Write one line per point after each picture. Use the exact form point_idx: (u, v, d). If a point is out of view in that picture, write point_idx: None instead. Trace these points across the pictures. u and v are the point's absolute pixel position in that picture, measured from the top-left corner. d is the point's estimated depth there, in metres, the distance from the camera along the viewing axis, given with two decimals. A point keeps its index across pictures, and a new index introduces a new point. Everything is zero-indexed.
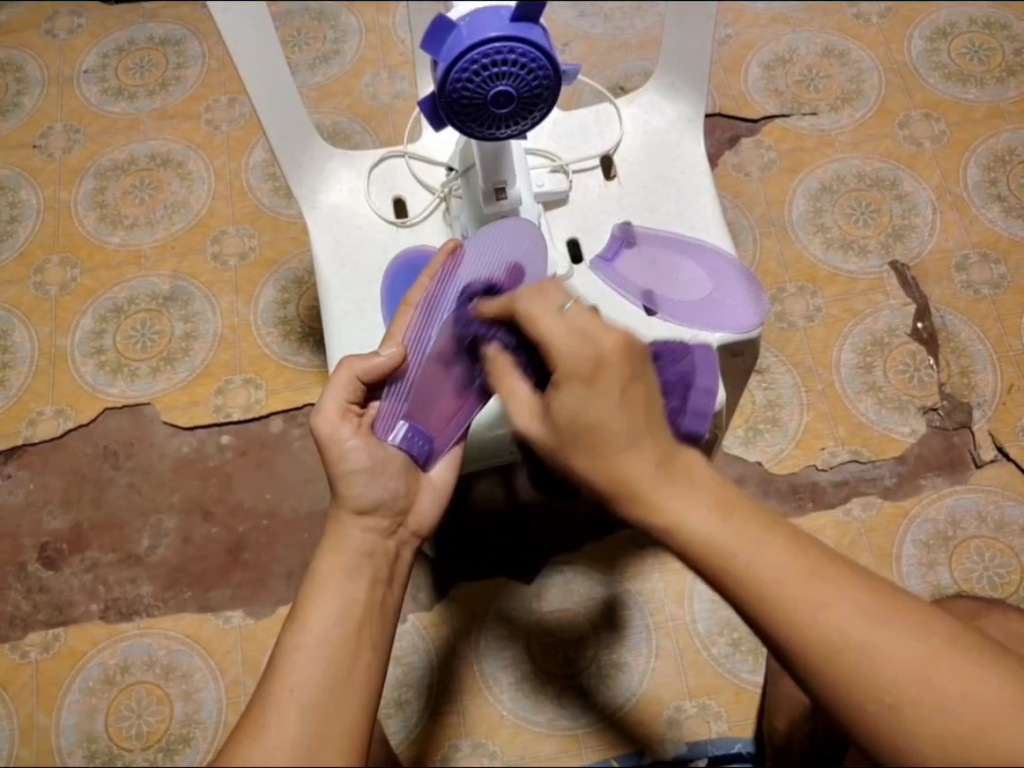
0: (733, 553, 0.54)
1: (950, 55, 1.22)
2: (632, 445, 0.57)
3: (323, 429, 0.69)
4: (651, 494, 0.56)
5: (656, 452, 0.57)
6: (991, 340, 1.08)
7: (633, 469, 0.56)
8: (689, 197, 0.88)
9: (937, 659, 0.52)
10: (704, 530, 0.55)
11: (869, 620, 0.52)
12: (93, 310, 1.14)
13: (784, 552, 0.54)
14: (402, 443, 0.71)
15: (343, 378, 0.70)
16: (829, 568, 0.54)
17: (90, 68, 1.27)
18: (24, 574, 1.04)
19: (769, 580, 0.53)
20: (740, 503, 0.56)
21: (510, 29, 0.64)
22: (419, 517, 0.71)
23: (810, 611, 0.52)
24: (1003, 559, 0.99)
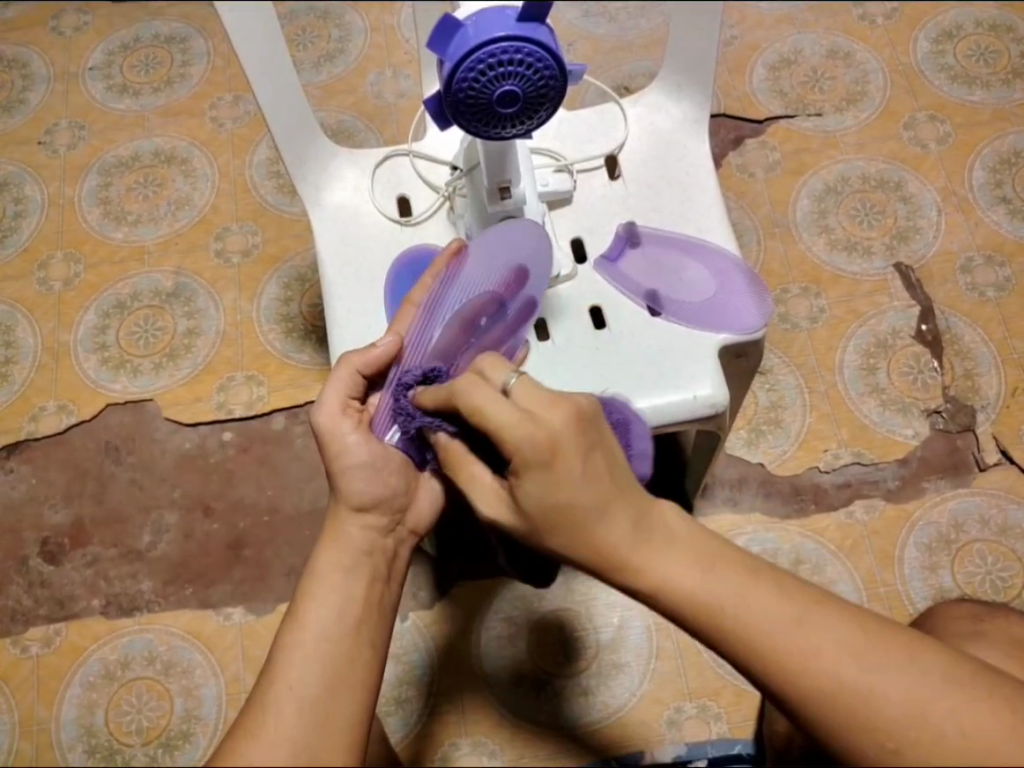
0: (719, 610, 0.53)
1: (956, 57, 1.22)
2: (605, 514, 0.55)
3: (323, 423, 0.69)
4: (635, 561, 0.55)
5: (629, 514, 0.55)
6: (996, 342, 1.07)
7: (610, 537, 0.55)
8: (694, 197, 0.88)
9: (932, 698, 0.51)
10: (691, 590, 0.54)
11: (858, 664, 0.52)
12: (96, 306, 1.15)
13: (770, 597, 0.53)
14: (401, 441, 0.71)
15: (345, 373, 0.69)
16: (816, 611, 0.53)
17: (95, 65, 1.27)
18: (26, 569, 1.04)
19: (758, 636, 0.53)
20: (721, 553, 0.55)
21: (516, 29, 0.64)
22: (418, 513, 0.71)
23: (801, 660, 0.52)
24: (1006, 563, 0.99)
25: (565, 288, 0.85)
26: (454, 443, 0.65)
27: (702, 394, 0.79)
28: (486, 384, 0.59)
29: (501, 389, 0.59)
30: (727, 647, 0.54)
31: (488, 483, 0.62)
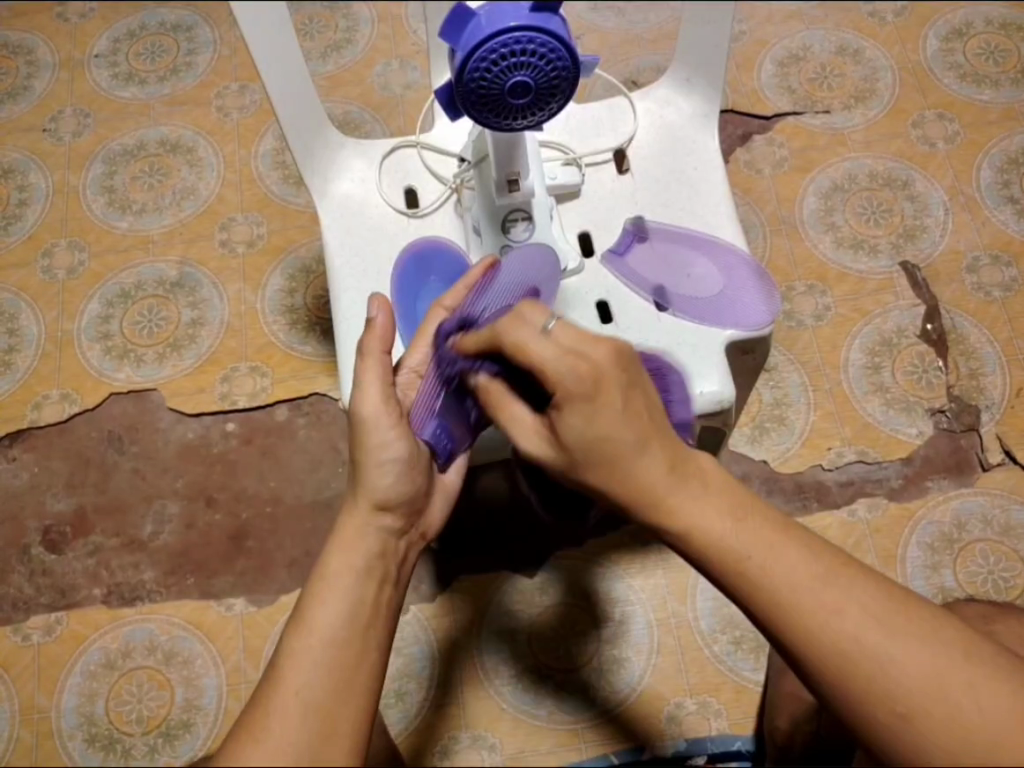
0: (744, 558, 0.55)
1: (966, 56, 1.21)
2: (644, 450, 0.56)
3: (366, 412, 0.66)
4: (667, 500, 0.56)
5: (665, 455, 0.57)
6: (1001, 342, 1.07)
7: (646, 476, 0.56)
8: (702, 193, 0.88)
9: (952, 669, 0.52)
10: (720, 535, 0.56)
11: (881, 629, 0.53)
12: (100, 295, 1.14)
13: (798, 554, 0.55)
14: (430, 440, 0.71)
15: (374, 360, 0.67)
16: (842, 574, 0.54)
17: (101, 53, 1.26)
18: (28, 557, 1.04)
19: (784, 589, 0.54)
20: (751, 504, 0.57)
21: (529, 18, 0.63)
22: (428, 520, 0.72)
23: (824, 615, 0.53)
24: (1009, 563, 0.99)
25: (572, 282, 0.85)
26: (494, 382, 0.65)
27: (708, 391, 0.78)
28: (528, 325, 0.59)
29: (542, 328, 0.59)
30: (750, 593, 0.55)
31: (526, 418, 0.63)
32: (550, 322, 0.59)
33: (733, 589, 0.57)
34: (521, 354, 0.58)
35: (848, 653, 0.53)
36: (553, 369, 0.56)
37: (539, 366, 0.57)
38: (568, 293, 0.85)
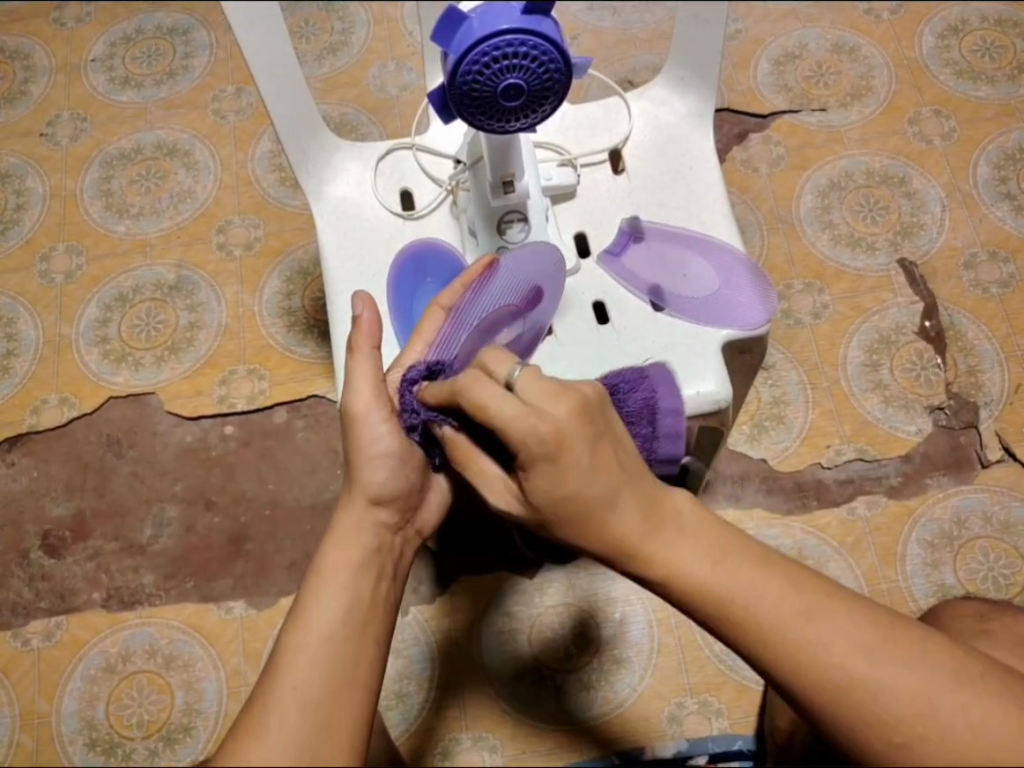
0: (726, 599, 0.54)
1: (962, 52, 1.21)
2: (615, 504, 0.54)
3: (357, 409, 0.66)
4: (647, 549, 0.55)
5: (639, 505, 0.55)
6: (999, 339, 1.07)
7: (620, 527, 0.55)
8: (698, 193, 0.88)
9: (939, 689, 0.52)
10: (699, 578, 0.54)
11: (869, 659, 0.52)
12: (98, 299, 1.14)
13: (781, 588, 0.54)
14: (422, 441, 0.71)
15: (363, 358, 0.67)
16: (826, 605, 0.53)
17: (97, 57, 1.26)
18: (27, 561, 1.04)
19: (769, 629, 0.53)
20: (732, 540, 0.55)
21: (521, 21, 0.63)
22: (423, 517, 0.72)
23: (811, 651, 0.52)
24: (1009, 560, 0.99)
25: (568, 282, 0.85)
26: (459, 435, 0.65)
27: (705, 391, 0.78)
28: (491, 382, 0.57)
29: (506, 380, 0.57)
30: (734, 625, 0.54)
31: (496, 478, 0.62)
32: (516, 373, 0.57)
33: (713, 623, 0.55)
34: (481, 412, 0.56)
35: (834, 681, 0.52)
36: (512, 429, 0.54)
37: (500, 421, 0.55)
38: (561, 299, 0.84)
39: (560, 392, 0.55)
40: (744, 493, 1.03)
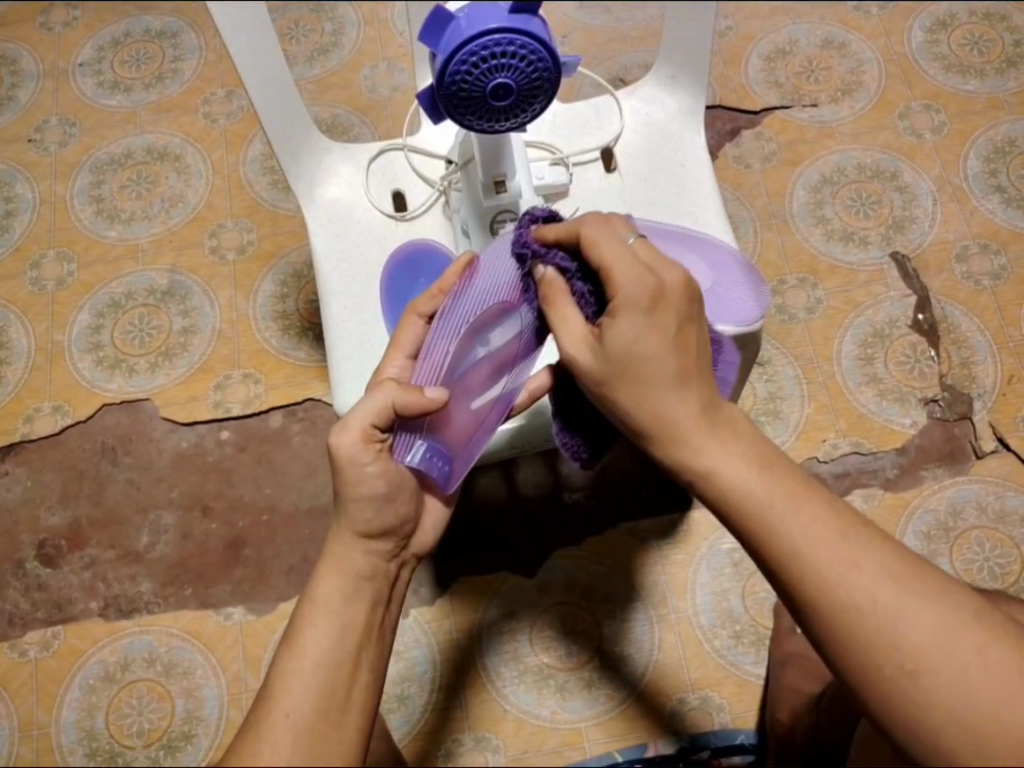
0: (768, 507, 0.55)
1: (950, 46, 1.22)
2: (682, 383, 0.57)
3: (344, 450, 0.64)
4: (695, 439, 0.57)
5: (699, 396, 0.58)
6: (992, 331, 1.08)
7: (674, 410, 0.57)
8: (689, 191, 0.88)
9: (962, 635, 0.52)
10: (741, 481, 0.56)
11: (895, 588, 0.53)
12: (90, 305, 1.14)
13: (819, 509, 0.55)
14: (420, 465, 0.68)
15: (375, 399, 0.64)
16: (858, 535, 0.55)
17: (86, 62, 1.25)
18: (23, 571, 1.03)
19: (806, 547, 0.54)
20: (777, 458, 0.57)
21: (509, 20, 0.63)
22: (421, 539, 0.71)
23: (841, 571, 0.53)
24: (1005, 550, 0.99)
25: None
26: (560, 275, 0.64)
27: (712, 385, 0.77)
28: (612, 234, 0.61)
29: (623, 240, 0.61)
30: (760, 543, 0.56)
31: (577, 325, 0.62)
32: (630, 235, 0.61)
33: (747, 538, 0.57)
34: (593, 249, 0.60)
35: (858, 609, 0.53)
36: (617, 274, 0.58)
37: (606, 262, 0.59)
38: None
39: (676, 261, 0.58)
40: None
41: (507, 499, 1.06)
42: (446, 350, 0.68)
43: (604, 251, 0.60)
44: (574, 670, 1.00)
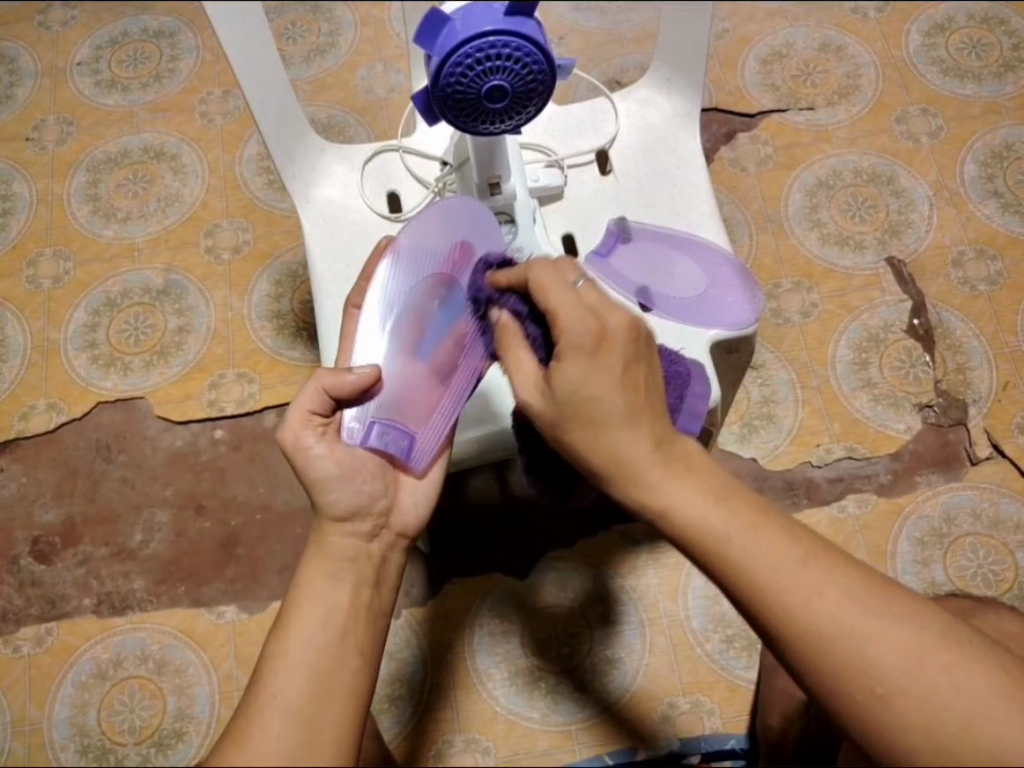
0: (725, 541, 0.54)
1: (949, 50, 1.21)
2: (630, 422, 0.57)
3: (286, 440, 0.67)
4: (649, 476, 0.56)
5: (652, 432, 0.57)
6: (987, 336, 1.07)
7: (628, 449, 0.57)
8: (685, 193, 0.88)
9: (931, 654, 0.52)
10: (697, 513, 0.55)
11: (862, 611, 0.52)
12: (86, 304, 1.14)
13: (779, 537, 0.54)
14: (376, 445, 0.70)
15: (310, 389, 0.67)
16: (822, 558, 0.54)
17: (83, 61, 1.26)
18: (17, 568, 1.04)
19: (769, 574, 0.53)
20: (735, 492, 0.56)
21: (504, 23, 0.63)
22: (402, 518, 0.70)
23: (802, 598, 0.52)
24: (998, 556, 0.99)
25: None
26: (513, 319, 0.67)
27: None
28: (560, 283, 0.61)
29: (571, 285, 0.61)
30: (724, 575, 0.55)
31: (529, 367, 0.62)
32: (578, 280, 0.61)
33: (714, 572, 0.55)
34: (541, 295, 0.61)
35: (827, 631, 0.52)
36: (562, 317, 0.58)
37: (555, 309, 0.59)
38: None
39: (616, 304, 0.59)
40: None
41: (501, 500, 1.06)
42: (377, 338, 0.73)
43: (553, 300, 0.59)
44: (561, 678, 1.00)
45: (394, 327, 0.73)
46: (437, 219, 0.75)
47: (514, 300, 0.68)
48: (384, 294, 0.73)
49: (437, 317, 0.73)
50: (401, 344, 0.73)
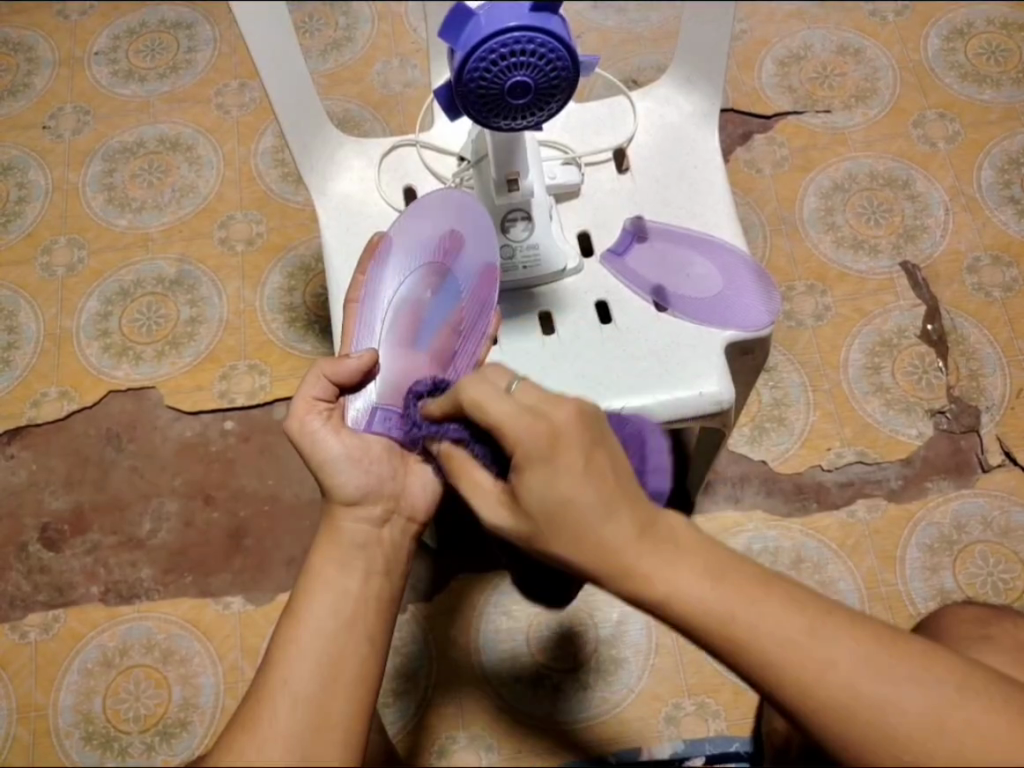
0: (732, 625, 0.51)
1: (967, 55, 1.21)
2: (609, 516, 0.53)
3: (293, 425, 0.67)
4: (642, 567, 0.52)
5: (635, 520, 0.53)
6: (1001, 343, 1.07)
7: (616, 538, 0.53)
8: (703, 193, 0.88)
9: (947, 707, 0.51)
10: (700, 601, 0.52)
11: (872, 674, 0.51)
12: (99, 293, 1.14)
13: (780, 610, 0.52)
14: (379, 430, 0.72)
15: (312, 377, 0.68)
16: (828, 623, 0.52)
17: (101, 50, 1.26)
18: (25, 554, 1.04)
19: (783, 657, 0.51)
20: (730, 563, 0.53)
21: (529, 19, 0.63)
22: (411, 501, 0.70)
23: (816, 672, 0.51)
24: (1008, 565, 0.98)
25: (571, 281, 0.85)
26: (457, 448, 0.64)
27: (708, 390, 0.78)
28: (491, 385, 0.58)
29: (502, 390, 0.58)
30: (736, 660, 0.52)
31: (488, 487, 0.60)
32: (511, 383, 0.59)
33: (719, 656, 0.52)
34: (477, 409, 0.57)
35: (841, 703, 0.50)
36: (510, 431, 0.55)
37: None
38: (567, 294, 0.84)
39: (560, 398, 0.56)
40: (744, 495, 1.03)
41: None
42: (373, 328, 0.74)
43: (492, 412, 0.56)
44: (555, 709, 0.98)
45: (390, 319, 0.75)
46: (425, 211, 0.77)
47: (452, 427, 0.65)
48: (379, 286, 0.75)
49: (432, 307, 0.75)
50: (399, 335, 0.75)
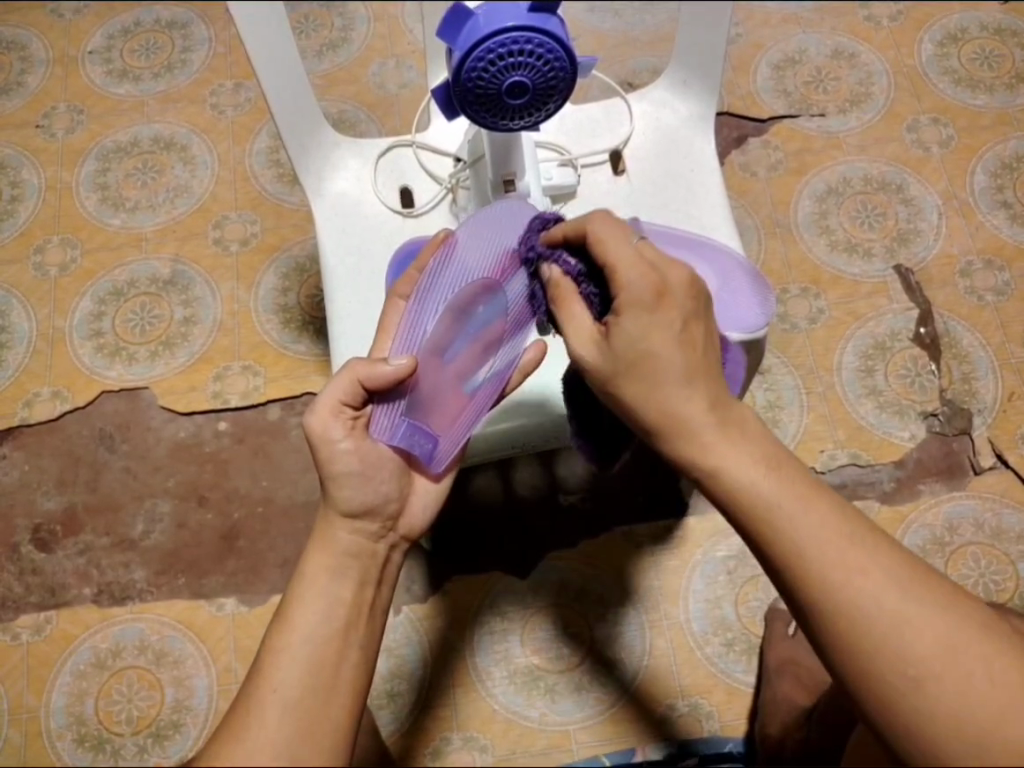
0: (774, 509, 0.55)
1: (960, 60, 1.22)
2: (689, 383, 0.57)
3: (314, 428, 0.66)
4: (703, 435, 0.57)
5: (708, 394, 0.57)
6: (994, 347, 1.07)
7: (685, 407, 0.57)
8: (699, 195, 0.88)
9: (966, 639, 0.53)
10: (750, 481, 0.56)
11: (901, 594, 0.53)
12: (92, 293, 1.14)
13: (827, 512, 0.55)
14: (401, 443, 0.68)
15: (345, 380, 0.66)
16: (868, 538, 0.55)
17: (96, 49, 1.26)
18: (18, 555, 1.03)
19: (810, 549, 0.54)
20: (783, 455, 0.57)
21: (527, 18, 0.63)
22: (409, 520, 0.70)
23: (843, 573, 0.53)
24: (1000, 567, 0.99)
25: None
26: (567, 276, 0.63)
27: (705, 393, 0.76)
28: None
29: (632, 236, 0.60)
30: (773, 542, 0.55)
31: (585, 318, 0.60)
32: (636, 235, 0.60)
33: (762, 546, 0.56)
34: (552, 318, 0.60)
35: (865, 615, 0.53)
36: (623, 270, 0.57)
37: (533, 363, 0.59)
38: None
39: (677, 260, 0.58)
40: None
41: (504, 500, 1.06)
42: (425, 329, 0.69)
43: (611, 253, 0.58)
44: (564, 671, 1.00)
45: (438, 324, 0.69)
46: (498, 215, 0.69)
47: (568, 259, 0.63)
48: (433, 287, 0.68)
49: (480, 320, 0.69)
50: (440, 344, 0.69)
